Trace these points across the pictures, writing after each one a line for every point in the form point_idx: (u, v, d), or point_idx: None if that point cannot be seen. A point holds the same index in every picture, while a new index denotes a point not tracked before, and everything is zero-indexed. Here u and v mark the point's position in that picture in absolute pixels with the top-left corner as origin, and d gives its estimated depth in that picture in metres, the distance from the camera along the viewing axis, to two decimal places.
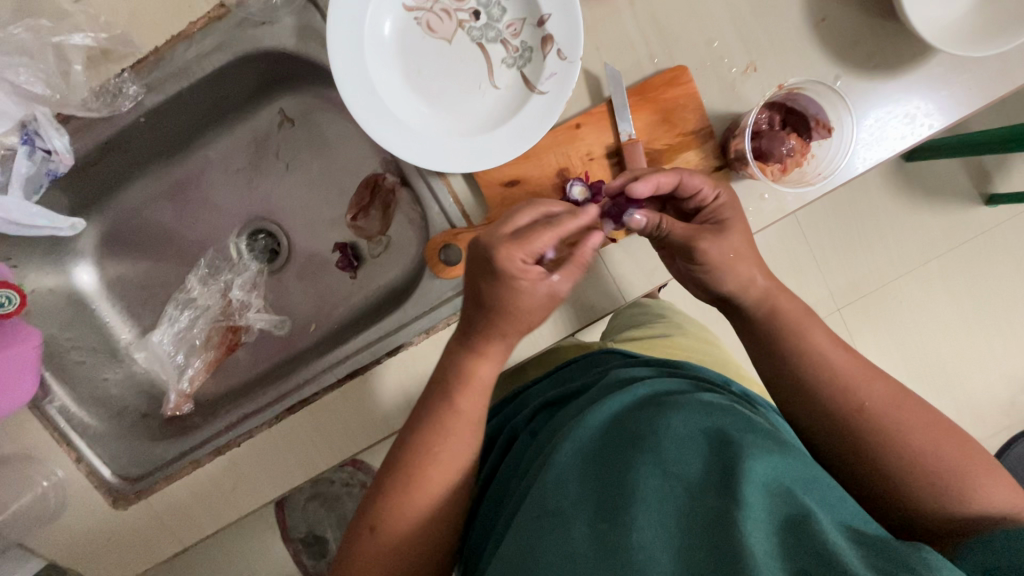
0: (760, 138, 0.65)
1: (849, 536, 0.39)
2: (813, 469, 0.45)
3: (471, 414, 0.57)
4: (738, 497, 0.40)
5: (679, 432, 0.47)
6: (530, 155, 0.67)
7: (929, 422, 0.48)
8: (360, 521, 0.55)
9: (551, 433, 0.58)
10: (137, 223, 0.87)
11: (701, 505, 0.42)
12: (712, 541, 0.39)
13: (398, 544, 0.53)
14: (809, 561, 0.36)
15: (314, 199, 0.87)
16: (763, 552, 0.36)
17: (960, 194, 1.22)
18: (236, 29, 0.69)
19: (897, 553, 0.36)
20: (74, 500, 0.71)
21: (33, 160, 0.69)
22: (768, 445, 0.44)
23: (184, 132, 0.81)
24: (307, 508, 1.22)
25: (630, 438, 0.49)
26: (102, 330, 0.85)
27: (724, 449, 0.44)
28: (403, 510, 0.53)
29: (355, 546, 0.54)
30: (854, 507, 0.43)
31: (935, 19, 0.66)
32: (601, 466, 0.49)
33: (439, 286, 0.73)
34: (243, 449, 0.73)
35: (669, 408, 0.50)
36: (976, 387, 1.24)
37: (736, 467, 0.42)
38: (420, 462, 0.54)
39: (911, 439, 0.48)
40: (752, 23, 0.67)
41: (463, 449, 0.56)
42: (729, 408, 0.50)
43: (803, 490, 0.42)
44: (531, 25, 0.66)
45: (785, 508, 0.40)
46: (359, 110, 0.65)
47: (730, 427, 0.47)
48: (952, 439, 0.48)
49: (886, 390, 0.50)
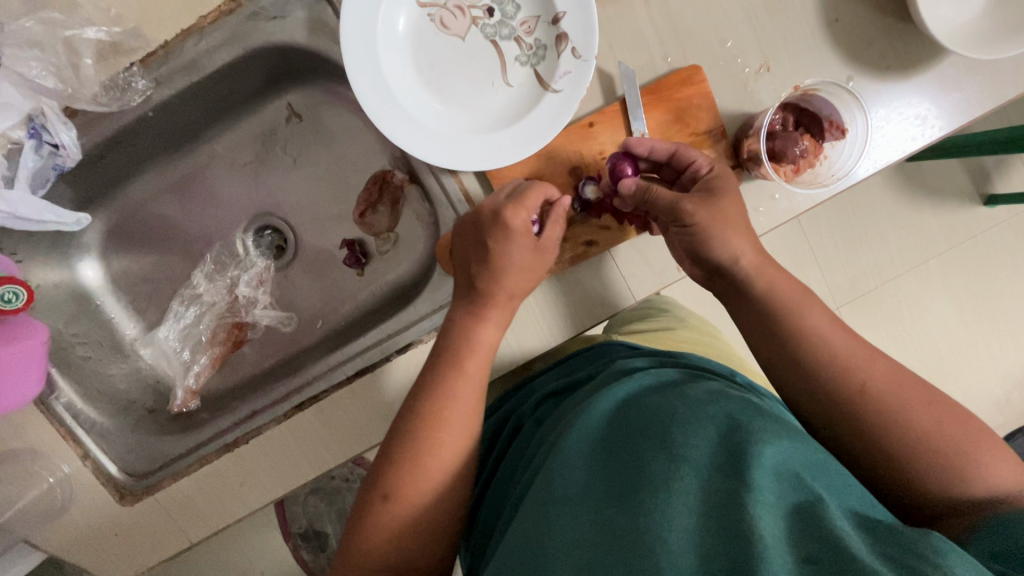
0: (774, 138, 0.64)
1: (856, 521, 0.39)
2: (820, 454, 0.45)
3: (471, 365, 0.60)
4: (745, 480, 0.40)
5: (688, 416, 0.47)
6: (542, 154, 0.67)
7: (936, 408, 0.49)
8: (371, 493, 0.55)
9: (558, 421, 0.58)
10: (142, 218, 0.86)
11: (707, 490, 0.42)
12: (722, 525, 0.39)
13: (410, 511, 0.54)
14: (817, 544, 0.36)
15: (321, 195, 0.87)
16: (772, 535, 0.37)
17: (962, 194, 1.23)
18: (247, 23, 0.68)
19: (907, 538, 0.36)
20: (82, 496, 0.71)
21: (41, 154, 0.69)
22: (776, 428, 0.45)
23: (190, 127, 0.80)
24: (307, 503, 1.22)
25: (640, 424, 0.50)
26: (107, 326, 0.84)
27: (732, 433, 0.45)
28: (413, 475, 0.54)
29: (369, 518, 0.54)
30: (860, 493, 0.43)
31: (947, 21, 0.66)
32: (607, 453, 0.50)
33: (449, 283, 0.72)
34: (250, 446, 0.73)
35: (676, 396, 0.51)
36: (975, 385, 1.26)
37: (744, 452, 0.43)
38: (438, 410, 0.57)
39: (908, 422, 0.48)
40: (766, 23, 0.67)
41: (467, 406, 0.58)
42: (736, 395, 0.51)
43: (810, 474, 0.43)
44: (545, 23, 0.66)
45: (793, 493, 0.40)
46: (371, 106, 0.64)
47: (738, 413, 0.47)
48: (956, 426, 0.48)
49: (895, 381, 0.51)
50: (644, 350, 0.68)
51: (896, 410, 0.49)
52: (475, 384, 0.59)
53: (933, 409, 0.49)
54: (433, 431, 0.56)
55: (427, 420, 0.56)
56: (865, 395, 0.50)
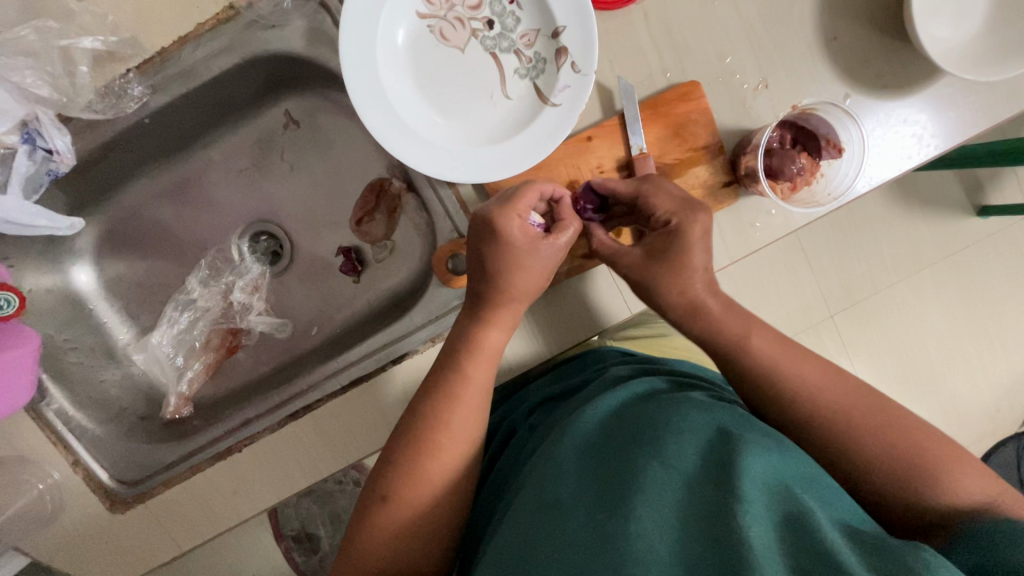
0: (771, 156, 0.65)
1: (845, 533, 0.39)
2: (809, 466, 0.45)
3: (474, 371, 0.59)
4: (736, 491, 0.40)
5: (679, 427, 0.48)
6: (539, 167, 0.66)
7: (921, 432, 0.49)
8: (370, 495, 0.55)
9: (551, 428, 0.58)
10: (136, 223, 0.86)
11: (698, 500, 0.42)
12: (711, 534, 0.39)
13: (406, 519, 0.54)
14: (806, 555, 0.36)
15: (317, 202, 0.86)
16: (761, 544, 0.37)
17: (955, 207, 1.24)
18: (245, 31, 0.68)
19: (895, 550, 0.36)
20: (72, 504, 0.70)
21: (34, 159, 0.68)
22: (766, 441, 0.45)
23: (185, 132, 0.80)
24: (300, 505, 1.22)
25: (631, 432, 0.50)
26: (100, 331, 0.84)
27: (723, 444, 0.45)
28: (411, 489, 0.54)
29: (368, 518, 0.54)
30: (850, 505, 0.44)
31: (943, 41, 0.66)
32: (598, 461, 0.50)
33: (445, 294, 0.72)
34: (243, 455, 0.72)
35: (668, 406, 0.51)
36: (964, 394, 1.27)
37: (734, 462, 0.43)
38: (437, 421, 0.56)
39: (889, 439, 0.49)
40: (765, 40, 0.67)
41: (472, 409, 0.58)
42: (727, 406, 0.51)
43: (801, 486, 0.43)
44: (545, 37, 0.66)
45: (784, 504, 0.40)
46: (369, 117, 0.64)
47: (729, 424, 0.47)
48: (940, 446, 0.48)
49: (881, 399, 0.51)
50: (637, 356, 0.69)
51: (882, 430, 0.50)
52: (473, 393, 0.58)
53: (915, 426, 0.49)
54: (437, 433, 0.56)
55: (432, 421, 0.56)
56: (849, 413, 0.51)
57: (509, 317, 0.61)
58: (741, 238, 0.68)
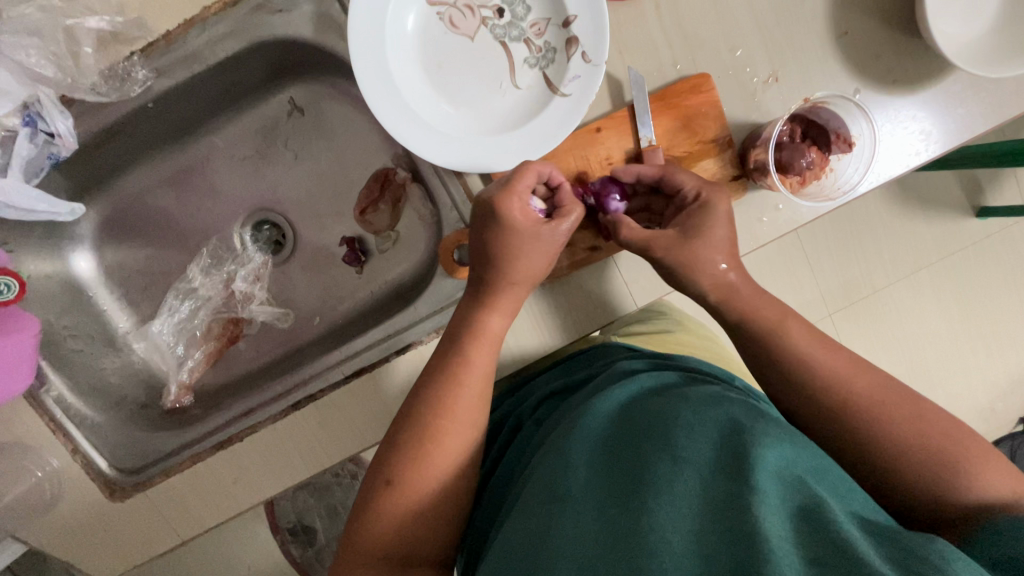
0: (781, 149, 0.64)
1: (861, 525, 0.39)
2: (822, 460, 0.45)
3: (476, 355, 0.59)
4: (750, 482, 0.40)
5: (690, 420, 0.47)
6: (548, 158, 0.66)
7: (932, 422, 0.49)
8: (372, 479, 0.55)
9: (559, 420, 0.58)
10: (138, 209, 0.85)
11: (710, 491, 0.42)
12: (726, 525, 0.39)
13: (411, 506, 0.53)
14: (822, 545, 0.36)
15: (321, 192, 0.86)
16: (777, 535, 0.37)
17: (955, 206, 1.24)
18: (251, 15, 0.67)
19: (913, 543, 0.36)
20: (71, 491, 0.69)
21: (36, 142, 0.67)
22: (778, 433, 0.45)
23: (189, 118, 0.79)
24: (296, 498, 1.21)
25: (642, 426, 0.50)
26: (100, 318, 0.83)
27: (734, 437, 0.45)
28: (415, 476, 0.54)
29: (370, 506, 0.54)
30: (863, 499, 0.43)
31: (952, 38, 0.66)
32: (609, 454, 0.50)
33: (450, 285, 0.72)
34: (244, 444, 0.72)
35: (679, 399, 0.51)
36: (960, 394, 1.28)
37: (747, 454, 0.42)
38: (438, 406, 0.56)
39: (903, 432, 0.49)
40: (776, 33, 0.67)
41: (472, 394, 0.57)
42: (738, 399, 0.51)
43: (814, 479, 0.42)
44: (555, 26, 0.65)
45: (797, 496, 0.40)
46: (377, 104, 0.63)
47: (740, 416, 0.47)
48: (953, 435, 0.48)
49: (891, 393, 0.51)
50: (645, 351, 0.68)
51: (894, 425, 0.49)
52: (471, 372, 0.58)
53: (920, 421, 0.50)
54: (441, 419, 0.56)
55: (436, 408, 0.56)
56: (858, 404, 0.51)
57: (516, 309, 0.61)
58: (748, 232, 0.68)
